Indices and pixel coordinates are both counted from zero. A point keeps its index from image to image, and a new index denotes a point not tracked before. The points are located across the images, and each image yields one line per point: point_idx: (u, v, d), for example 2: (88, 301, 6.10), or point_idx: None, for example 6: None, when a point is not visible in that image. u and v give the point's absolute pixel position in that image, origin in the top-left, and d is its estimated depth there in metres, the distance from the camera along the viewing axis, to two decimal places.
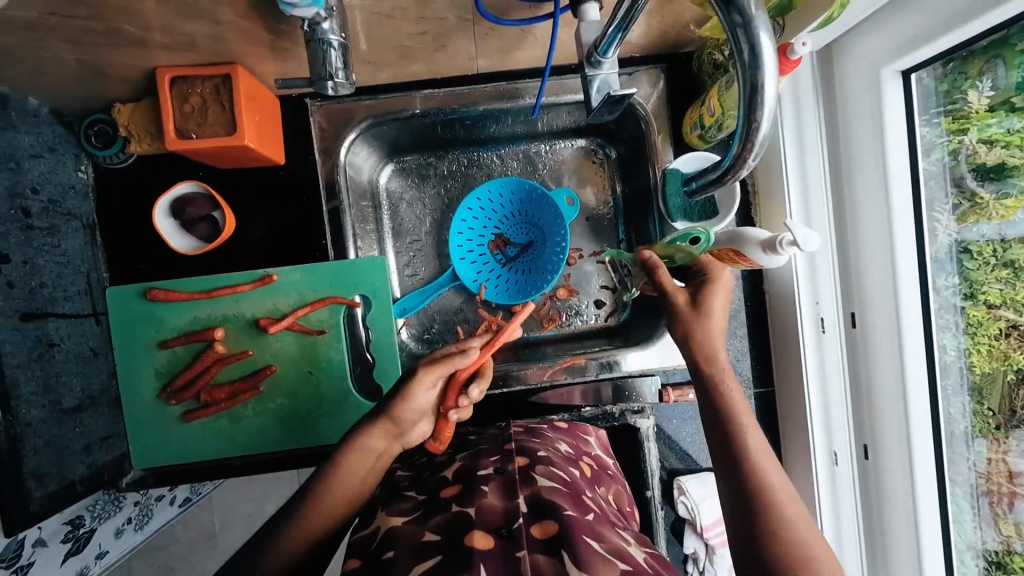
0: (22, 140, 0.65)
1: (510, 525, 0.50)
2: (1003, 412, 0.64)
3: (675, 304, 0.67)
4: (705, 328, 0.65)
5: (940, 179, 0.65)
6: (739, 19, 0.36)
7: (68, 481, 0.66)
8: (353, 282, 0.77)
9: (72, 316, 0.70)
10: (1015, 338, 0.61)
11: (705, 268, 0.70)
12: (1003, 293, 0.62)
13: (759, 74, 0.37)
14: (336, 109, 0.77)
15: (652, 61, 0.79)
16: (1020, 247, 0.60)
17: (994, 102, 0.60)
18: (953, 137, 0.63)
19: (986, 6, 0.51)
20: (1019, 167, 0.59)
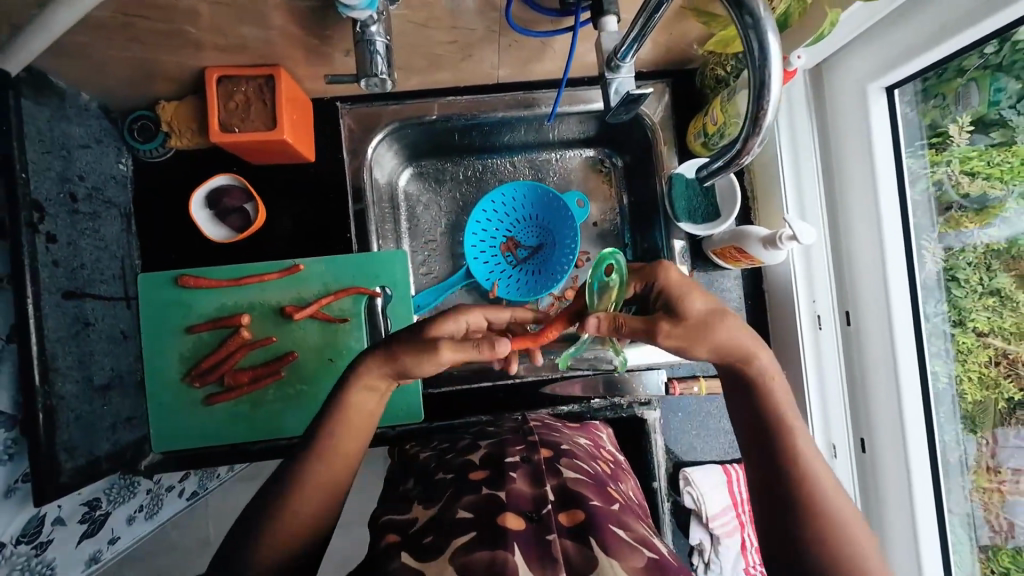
0: (74, 131, 0.69)
1: (541, 510, 0.52)
2: (995, 416, 0.68)
3: (664, 333, 0.55)
4: (702, 329, 0.55)
5: (925, 208, 0.71)
6: (750, 20, 0.41)
7: (95, 457, 0.67)
8: (375, 273, 0.81)
9: (107, 298, 0.73)
10: (1005, 367, 0.66)
11: (652, 282, 0.57)
12: (990, 320, 0.67)
13: (766, 69, 0.42)
14: (365, 113, 0.83)
15: (657, 77, 0.86)
16: (1006, 278, 0.66)
17: (975, 130, 0.67)
18: (934, 169, 0.70)
19: (965, 25, 0.57)
20: (1002, 198, 0.66)
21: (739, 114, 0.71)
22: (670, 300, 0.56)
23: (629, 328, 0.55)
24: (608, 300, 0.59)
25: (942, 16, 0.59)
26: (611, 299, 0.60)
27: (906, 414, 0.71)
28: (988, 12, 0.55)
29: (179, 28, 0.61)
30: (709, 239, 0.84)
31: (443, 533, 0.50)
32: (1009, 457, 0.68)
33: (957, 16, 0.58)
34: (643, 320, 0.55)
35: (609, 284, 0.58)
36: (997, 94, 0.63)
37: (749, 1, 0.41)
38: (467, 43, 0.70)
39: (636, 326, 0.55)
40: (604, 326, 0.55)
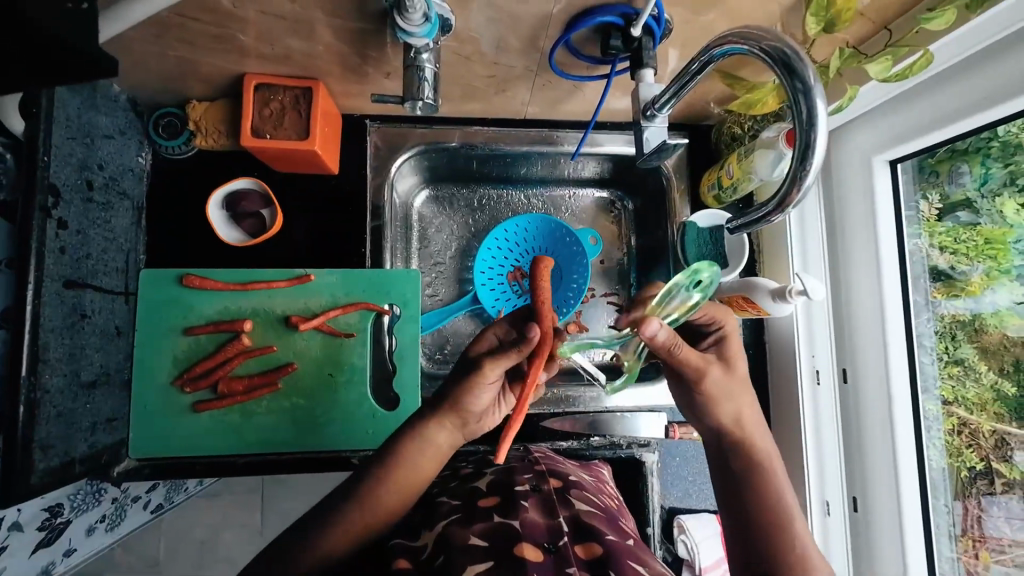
0: (101, 120, 0.69)
1: (557, 541, 0.52)
2: (964, 484, 0.71)
3: (710, 378, 0.59)
4: (736, 387, 0.61)
5: (921, 269, 0.75)
6: (801, 86, 0.45)
7: (69, 459, 0.63)
8: (386, 291, 0.81)
9: (107, 291, 0.71)
10: (966, 436, 0.70)
11: (718, 324, 0.63)
12: (955, 389, 0.72)
13: (812, 135, 0.45)
14: (392, 133, 0.85)
15: (674, 129, 0.90)
16: (968, 350, 0.70)
17: (943, 209, 0.72)
18: (919, 237, 0.75)
19: (968, 112, 0.62)
20: (965, 270, 0.71)
21: (753, 171, 0.75)
22: (723, 350, 0.62)
23: (682, 355, 0.57)
24: (676, 309, 0.56)
25: (946, 102, 0.64)
26: (681, 311, 0.57)
27: (900, 474, 0.72)
28: (990, 103, 0.60)
29: (231, 34, 0.62)
30: (716, 286, 0.86)
31: (452, 559, 0.49)
32: (991, 530, 0.69)
33: (963, 103, 0.63)
34: (700, 356, 0.59)
35: (690, 297, 0.55)
36: (980, 177, 0.68)
37: (801, 70, 0.44)
38: (504, 78, 0.73)
39: (692, 359, 0.58)
40: (666, 340, 0.54)
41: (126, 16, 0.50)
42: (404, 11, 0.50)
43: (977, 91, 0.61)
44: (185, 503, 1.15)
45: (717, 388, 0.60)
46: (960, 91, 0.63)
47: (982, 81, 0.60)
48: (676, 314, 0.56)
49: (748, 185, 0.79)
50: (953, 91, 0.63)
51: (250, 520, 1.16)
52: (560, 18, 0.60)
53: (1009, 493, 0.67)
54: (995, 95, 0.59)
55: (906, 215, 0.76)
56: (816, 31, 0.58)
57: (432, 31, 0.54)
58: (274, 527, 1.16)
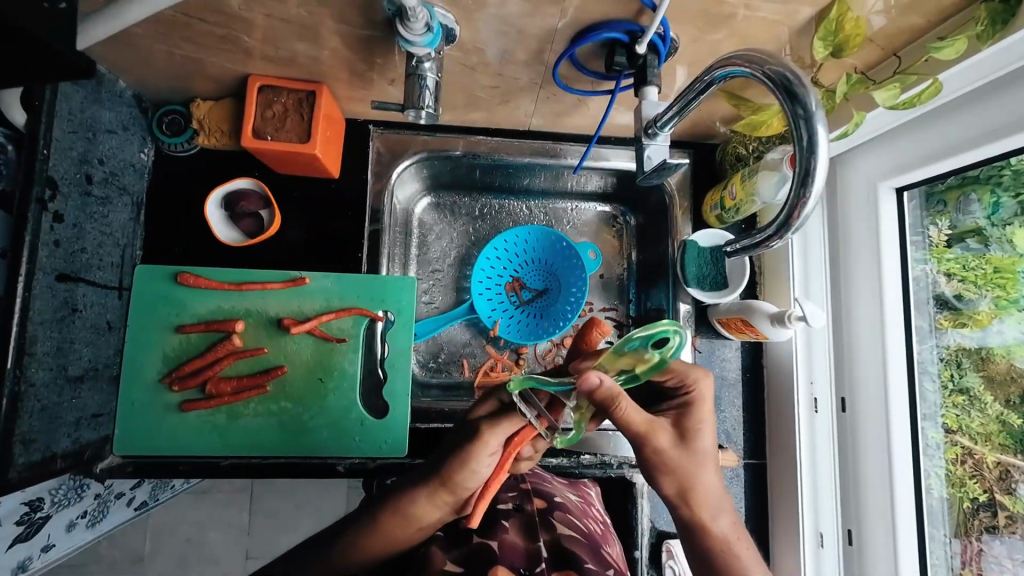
0: (104, 115, 0.69)
1: (533, 567, 0.52)
2: (964, 520, 0.69)
3: (655, 449, 0.53)
4: (693, 463, 0.54)
5: (924, 297, 0.73)
6: (801, 112, 0.44)
7: (50, 454, 0.62)
8: (381, 297, 0.80)
9: (100, 286, 0.71)
10: (970, 466, 0.69)
11: (686, 384, 0.56)
12: (958, 418, 0.70)
13: (812, 159, 0.44)
14: (394, 139, 0.84)
15: (679, 147, 0.90)
16: (974, 377, 0.69)
17: (951, 237, 0.71)
18: (926, 263, 0.73)
19: (976, 143, 0.61)
20: (974, 298, 0.69)
21: (755, 193, 0.74)
22: (682, 417, 0.55)
23: (627, 419, 0.52)
24: (631, 365, 0.53)
25: (955, 132, 0.63)
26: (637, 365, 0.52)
27: (897, 506, 0.71)
28: (999, 135, 0.59)
29: (236, 36, 0.62)
30: (714, 307, 0.85)
31: None
32: (991, 570, 0.67)
33: (971, 134, 0.62)
34: (646, 419, 0.53)
35: (644, 355, 0.51)
36: (989, 210, 0.67)
37: (802, 95, 0.44)
38: (508, 89, 0.72)
39: (635, 423, 0.53)
40: (603, 394, 0.50)
41: (125, 16, 0.50)
42: (407, 20, 0.50)
43: (986, 122, 0.60)
44: (171, 502, 1.13)
45: (672, 456, 0.53)
46: (968, 121, 0.62)
47: (992, 113, 0.59)
48: (630, 370, 0.53)
49: (751, 207, 0.78)
50: (962, 120, 0.62)
51: (237, 519, 1.14)
52: (565, 33, 0.59)
53: (1011, 527, 0.65)
54: (1005, 127, 0.58)
55: (911, 243, 0.74)
56: (823, 55, 0.58)
57: (434, 41, 0.54)
58: (262, 527, 1.15)
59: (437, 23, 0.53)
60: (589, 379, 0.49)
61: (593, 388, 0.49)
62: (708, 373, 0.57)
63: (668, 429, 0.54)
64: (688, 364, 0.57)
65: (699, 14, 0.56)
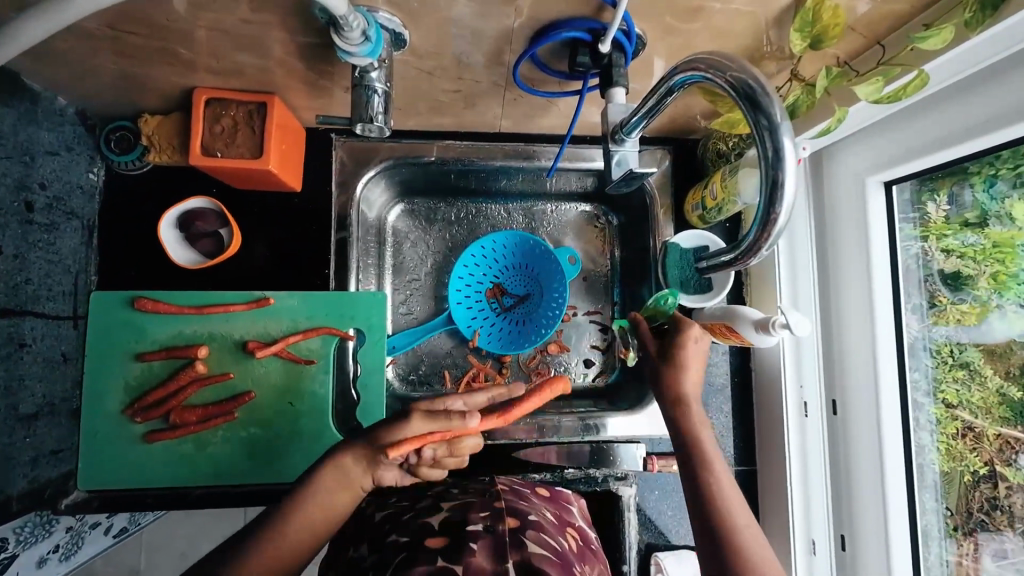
0: (42, 136, 0.65)
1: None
2: (961, 510, 0.66)
3: (654, 363, 0.65)
4: (685, 382, 0.62)
5: (913, 277, 0.70)
6: (766, 122, 0.42)
7: (4, 496, 0.60)
8: (350, 314, 0.77)
9: (51, 317, 0.67)
10: (971, 437, 0.64)
11: (685, 324, 0.69)
12: (959, 391, 0.66)
13: (779, 172, 0.42)
14: (359, 148, 0.80)
15: (659, 143, 0.86)
16: (975, 351, 0.64)
17: (952, 216, 0.66)
18: (919, 241, 0.69)
19: (968, 136, 0.57)
20: (973, 279, 0.64)
21: (737, 194, 0.71)
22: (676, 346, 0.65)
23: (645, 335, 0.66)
24: (646, 311, 0.74)
25: (943, 123, 0.60)
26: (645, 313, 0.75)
27: (890, 510, 0.68)
28: (990, 127, 0.55)
29: (173, 48, 0.58)
30: (698, 312, 0.82)
31: None
32: (993, 561, 0.64)
33: (959, 127, 0.58)
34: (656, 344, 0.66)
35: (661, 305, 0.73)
36: (981, 196, 0.62)
37: (766, 104, 0.42)
38: (471, 93, 0.68)
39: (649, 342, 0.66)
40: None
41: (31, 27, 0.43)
42: (342, 30, 0.47)
43: (978, 112, 0.56)
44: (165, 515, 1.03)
45: (668, 373, 0.63)
46: (960, 111, 0.58)
47: (986, 102, 0.55)
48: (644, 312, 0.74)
49: (733, 207, 0.74)
50: (955, 110, 0.58)
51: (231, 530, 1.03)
52: (522, 33, 0.55)
53: (1011, 495, 0.61)
54: (999, 117, 0.54)
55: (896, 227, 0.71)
56: (801, 48, 0.54)
57: (375, 50, 0.51)
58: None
59: (376, 31, 0.50)
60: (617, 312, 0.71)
61: (619, 319, 0.71)
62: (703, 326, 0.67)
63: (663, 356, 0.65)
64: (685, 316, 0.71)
65: (666, 8, 0.52)
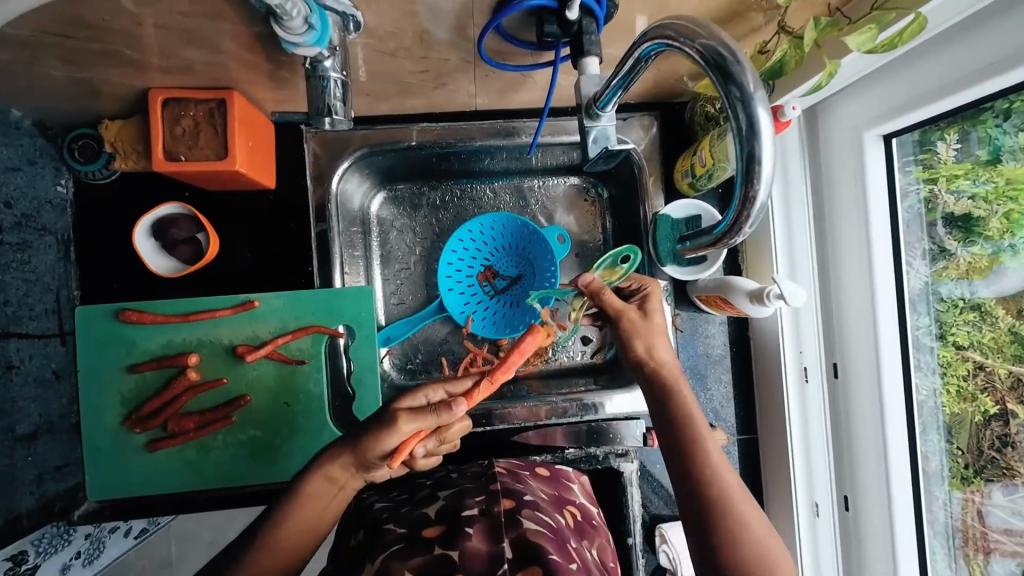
0: (1, 153, 0.62)
1: (495, 571, 0.51)
2: (972, 452, 0.65)
3: (628, 319, 0.66)
4: (653, 332, 0.65)
5: (916, 225, 0.67)
6: (739, 94, 0.41)
7: (14, 514, 0.62)
8: (339, 311, 0.76)
9: (37, 336, 0.67)
10: (983, 378, 0.63)
11: (642, 287, 0.70)
12: (970, 334, 0.64)
13: (756, 146, 0.41)
14: (331, 137, 0.77)
15: (645, 109, 0.81)
16: (989, 294, 0.62)
17: (960, 152, 0.62)
18: (925, 186, 0.66)
19: (970, 82, 0.53)
20: (985, 219, 0.61)
21: (727, 158, 0.68)
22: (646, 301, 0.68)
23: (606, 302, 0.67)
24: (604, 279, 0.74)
25: (944, 70, 0.56)
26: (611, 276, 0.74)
27: (892, 470, 0.68)
28: (991, 72, 0.52)
29: (116, 50, 0.56)
30: (693, 284, 0.80)
31: None
32: (995, 493, 0.63)
33: (961, 74, 0.54)
34: (621, 302, 0.67)
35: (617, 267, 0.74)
36: (985, 130, 0.59)
37: (738, 75, 0.40)
38: (439, 72, 0.65)
39: (611, 305, 0.67)
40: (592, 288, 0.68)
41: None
42: (283, 19, 0.49)
43: (983, 56, 0.52)
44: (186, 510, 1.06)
45: (639, 325, 0.65)
46: (961, 55, 0.54)
47: (992, 42, 0.51)
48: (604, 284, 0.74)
49: (723, 172, 0.71)
50: (959, 53, 0.54)
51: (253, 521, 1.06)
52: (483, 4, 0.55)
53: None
54: (1007, 60, 0.50)
55: (899, 172, 0.67)
56: None
57: (322, 38, 0.52)
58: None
59: (320, 17, 0.51)
60: (584, 275, 0.68)
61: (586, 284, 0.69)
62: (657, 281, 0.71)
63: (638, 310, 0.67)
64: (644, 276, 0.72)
65: None
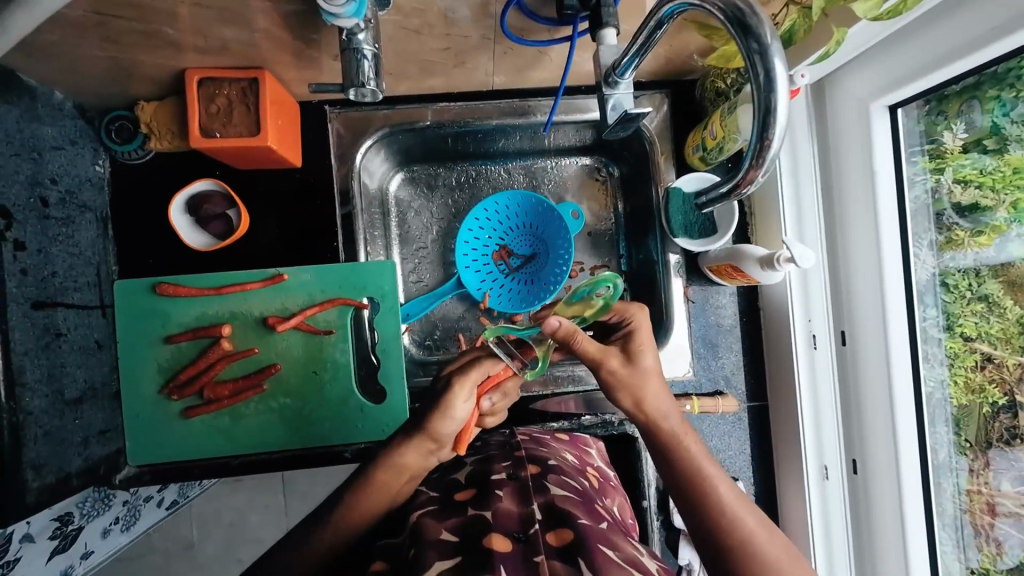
0: (46, 132, 0.66)
1: (527, 530, 0.53)
2: (979, 443, 0.67)
3: (607, 371, 0.62)
4: (641, 379, 0.61)
5: (922, 214, 0.70)
6: (756, 46, 0.43)
7: (65, 473, 0.65)
8: (362, 284, 0.79)
9: (80, 307, 0.71)
10: (990, 371, 0.65)
11: (626, 318, 0.64)
12: (977, 325, 0.66)
13: (771, 96, 0.44)
14: (353, 118, 0.80)
15: (656, 88, 0.84)
16: (993, 282, 0.64)
17: (967, 143, 0.65)
18: (931, 175, 0.68)
19: (976, 45, 0.56)
20: (992, 207, 0.64)
21: (737, 131, 0.69)
22: (628, 342, 0.63)
23: (583, 349, 0.61)
24: (580, 312, 0.64)
25: (949, 36, 0.58)
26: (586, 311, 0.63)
27: (901, 442, 0.70)
28: (996, 35, 0.54)
29: (157, 29, 0.60)
30: (704, 256, 0.82)
31: (424, 550, 0.50)
32: (1001, 479, 0.66)
33: (966, 39, 0.56)
34: (598, 346, 0.62)
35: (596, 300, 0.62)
36: (991, 117, 0.62)
37: (756, 28, 0.43)
38: (460, 49, 0.69)
39: (590, 352, 0.61)
40: (563, 334, 0.59)
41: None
42: None
43: (986, 21, 0.54)
44: (212, 487, 1.10)
45: (624, 375, 0.61)
46: (965, 20, 0.56)
47: (994, 8, 0.54)
48: (580, 316, 0.64)
49: (733, 145, 0.73)
50: (964, 18, 0.56)
51: (273, 501, 1.11)
52: None
53: None
54: (1009, 24, 0.52)
55: (906, 162, 0.70)
56: None
57: (359, 10, 0.56)
58: (299, 505, 1.11)
59: None
60: (550, 323, 0.59)
61: (554, 332, 0.59)
62: (643, 308, 0.65)
63: (620, 354, 0.62)
64: (627, 303, 0.65)
65: None
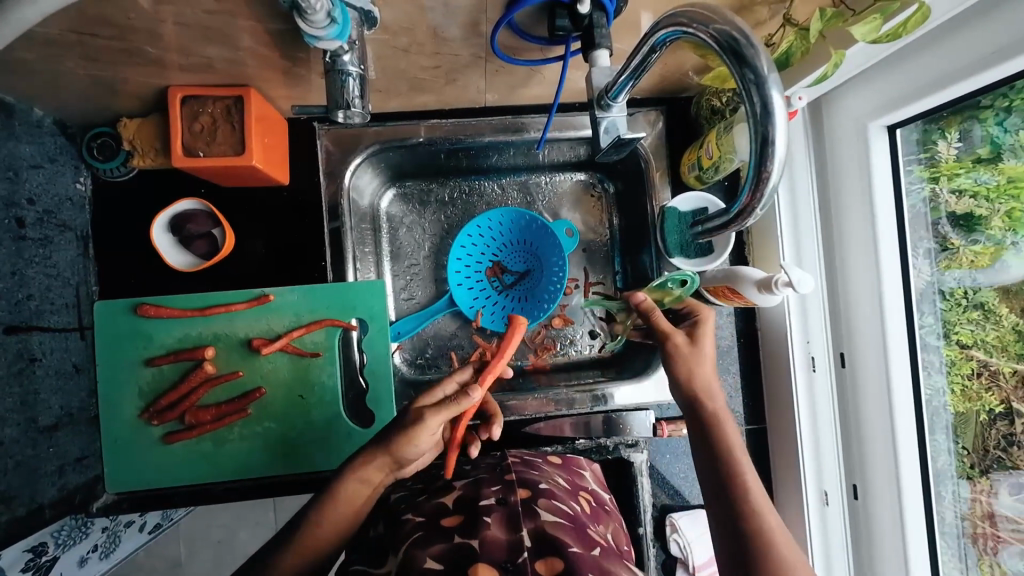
0: (23, 150, 0.64)
1: (515, 559, 0.51)
2: (978, 452, 0.66)
3: (673, 343, 0.65)
4: (698, 360, 0.64)
5: (920, 224, 0.69)
6: (752, 76, 0.42)
7: (36, 505, 0.63)
8: (351, 304, 0.77)
9: (57, 330, 0.68)
10: (987, 378, 0.64)
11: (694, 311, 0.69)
12: (974, 333, 0.65)
13: (769, 128, 0.42)
14: (343, 134, 0.78)
15: (652, 104, 0.83)
16: (991, 292, 0.64)
17: (963, 155, 0.64)
18: (928, 185, 0.68)
19: (977, 68, 0.55)
20: (986, 218, 0.64)
21: (733, 150, 0.68)
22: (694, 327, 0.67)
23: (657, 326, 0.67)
24: (658, 298, 0.75)
25: (947, 59, 0.57)
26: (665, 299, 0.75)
27: (903, 463, 0.68)
28: (998, 58, 0.52)
29: (137, 47, 0.58)
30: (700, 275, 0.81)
31: None
32: (1005, 491, 0.65)
33: (967, 61, 0.55)
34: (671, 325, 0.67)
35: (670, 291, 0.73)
36: (989, 129, 0.61)
37: (753, 59, 0.42)
38: (451, 68, 0.68)
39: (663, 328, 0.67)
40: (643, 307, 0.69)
41: (14, 18, 0.42)
42: (306, 14, 0.51)
43: (986, 44, 0.53)
44: (197, 508, 1.07)
45: (684, 350, 0.65)
46: (967, 41, 0.55)
47: (996, 30, 0.52)
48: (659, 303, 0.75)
49: (730, 164, 0.72)
50: (964, 40, 0.55)
51: (260, 520, 1.07)
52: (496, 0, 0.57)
53: None
54: (1009, 47, 0.51)
55: (902, 174, 0.69)
56: None
57: (342, 32, 0.54)
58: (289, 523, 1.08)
59: (342, 12, 0.53)
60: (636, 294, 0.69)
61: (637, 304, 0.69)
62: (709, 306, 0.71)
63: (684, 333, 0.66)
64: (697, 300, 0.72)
65: None
